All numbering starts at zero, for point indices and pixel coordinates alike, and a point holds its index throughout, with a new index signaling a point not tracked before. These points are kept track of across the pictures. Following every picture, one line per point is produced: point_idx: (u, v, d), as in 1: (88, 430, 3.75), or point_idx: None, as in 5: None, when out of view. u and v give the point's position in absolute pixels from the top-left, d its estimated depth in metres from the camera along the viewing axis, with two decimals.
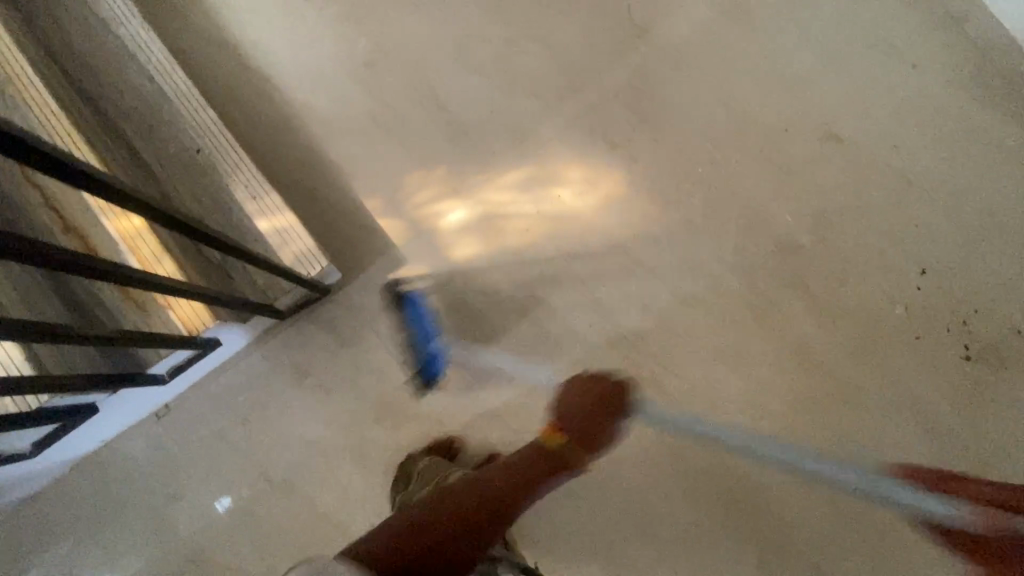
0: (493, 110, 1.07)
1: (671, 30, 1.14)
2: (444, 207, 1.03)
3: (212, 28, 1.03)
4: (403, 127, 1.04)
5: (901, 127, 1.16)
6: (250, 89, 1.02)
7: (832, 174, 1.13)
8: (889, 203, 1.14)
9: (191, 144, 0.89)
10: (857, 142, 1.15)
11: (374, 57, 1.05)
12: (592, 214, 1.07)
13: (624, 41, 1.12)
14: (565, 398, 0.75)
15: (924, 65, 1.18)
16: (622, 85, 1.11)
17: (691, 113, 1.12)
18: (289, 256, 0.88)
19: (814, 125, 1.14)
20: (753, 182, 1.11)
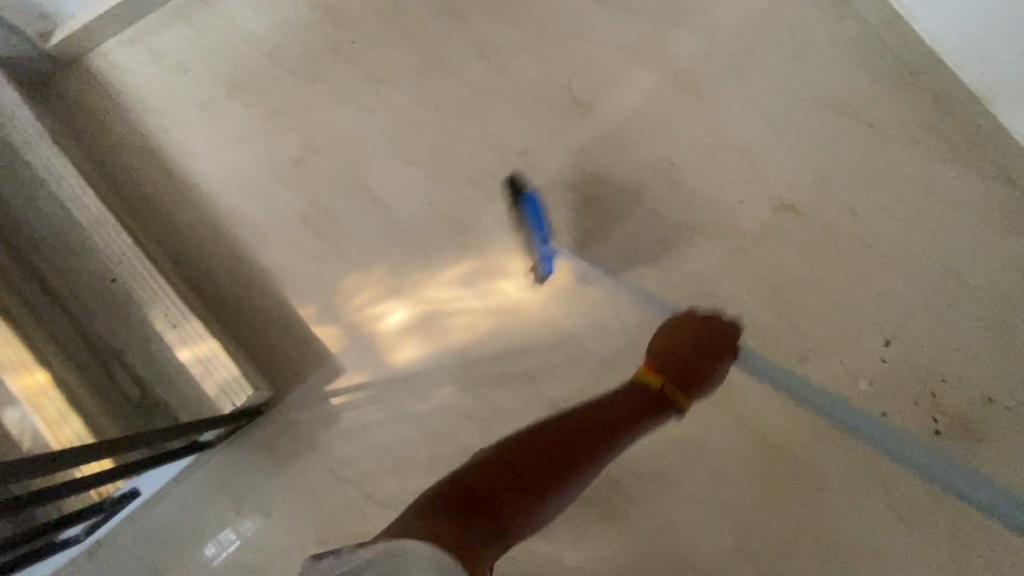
0: (431, 202, 1.03)
1: (617, 103, 1.09)
2: (384, 308, 0.99)
3: (132, 133, 0.99)
4: (338, 225, 1.00)
5: (861, 192, 1.11)
6: (176, 195, 0.98)
7: (789, 248, 1.09)
8: (850, 275, 1.09)
9: (105, 275, 0.86)
10: (816, 210, 1.10)
11: (303, 155, 1.01)
12: (540, 304, 1.03)
13: (565, 123, 1.07)
14: (675, 328, 0.73)
15: (886, 122, 1.12)
16: (565, 169, 1.06)
17: (639, 190, 1.07)
18: (213, 387, 0.84)
19: (765, 203, 1.10)
20: (705, 265, 1.07)
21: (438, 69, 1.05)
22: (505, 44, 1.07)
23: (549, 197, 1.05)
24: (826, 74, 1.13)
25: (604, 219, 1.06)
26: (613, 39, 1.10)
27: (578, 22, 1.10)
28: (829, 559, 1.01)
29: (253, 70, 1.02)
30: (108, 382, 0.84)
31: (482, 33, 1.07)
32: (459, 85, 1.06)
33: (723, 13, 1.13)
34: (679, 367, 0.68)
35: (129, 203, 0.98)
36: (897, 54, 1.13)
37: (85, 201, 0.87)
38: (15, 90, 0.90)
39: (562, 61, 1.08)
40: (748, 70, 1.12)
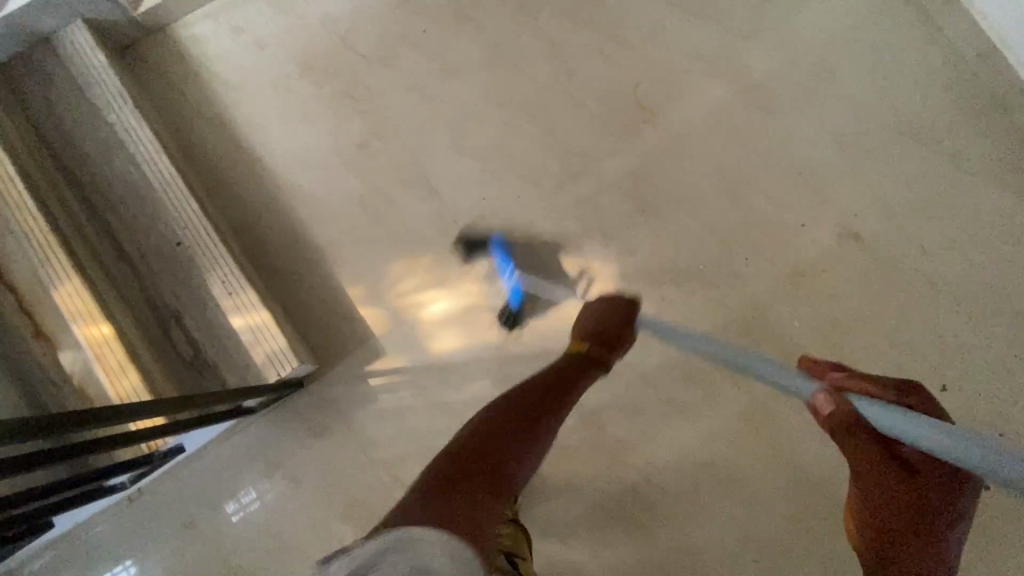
0: (485, 195, 1.03)
1: (682, 112, 1.06)
2: (429, 296, 1.00)
3: (206, 102, 1.03)
4: (392, 210, 1.02)
5: (932, 227, 1.05)
6: (241, 166, 1.01)
7: (848, 277, 1.05)
8: (911, 312, 1.03)
9: (171, 237, 0.89)
10: (881, 241, 1.05)
11: (366, 139, 1.03)
12: (583, 309, 1.01)
13: (626, 128, 1.06)
14: (601, 303, 0.84)
15: (968, 158, 1.06)
16: (622, 176, 1.05)
17: (696, 204, 1.05)
18: (260, 355, 0.87)
19: (826, 230, 1.06)
20: (756, 286, 1.04)
21: (505, 64, 1.05)
22: (575, 44, 1.06)
23: (603, 202, 1.04)
24: (906, 101, 1.08)
25: (656, 229, 1.04)
26: (685, 47, 1.07)
27: (652, 26, 1.07)
28: None
29: (326, 51, 1.04)
30: (163, 340, 0.87)
31: (553, 30, 1.06)
32: (525, 81, 1.05)
33: (804, 28, 1.09)
34: (596, 336, 0.80)
35: (196, 170, 1.02)
36: (988, 86, 1.06)
37: (159, 164, 0.90)
38: (104, 52, 0.94)
39: (630, 65, 1.07)
40: (824, 89, 1.08)
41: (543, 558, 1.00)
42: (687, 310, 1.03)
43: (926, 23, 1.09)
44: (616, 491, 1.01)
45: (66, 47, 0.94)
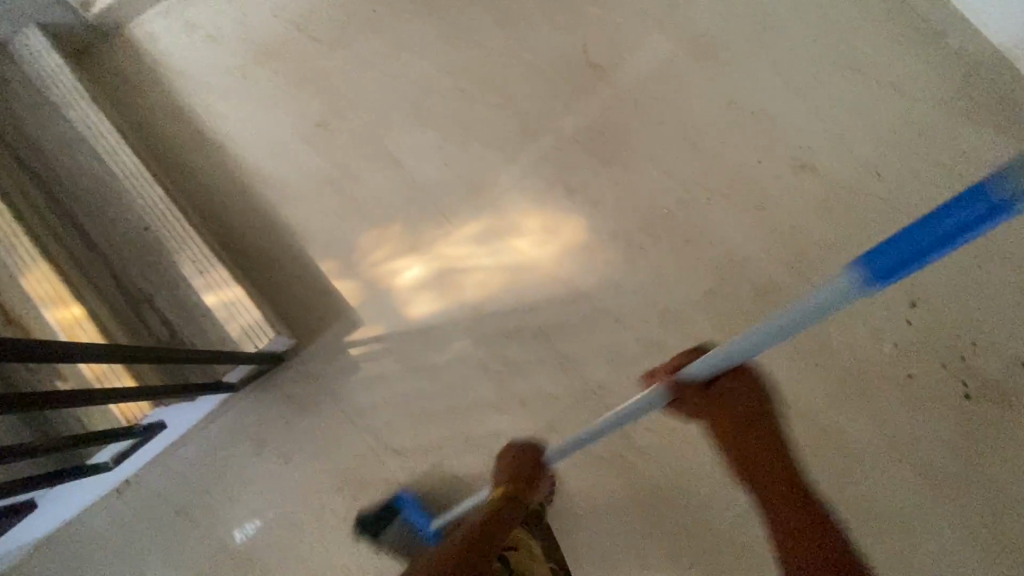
0: (448, 162, 1.05)
1: (632, 66, 1.10)
2: (402, 264, 1.01)
3: (167, 98, 1.04)
4: (358, 184, 1.03)
5: (884, 151, 1.08)
6: (206, 156, 1.03)
7: (810, 206, 1.07)
8: (876, 235, 1.06)
9: (139, 224, 0.90)
10: (837, 170, 1.08)
11: (327, 119, 1.05)
12: (555, 264, 1.03)
13: (579, 86, 1.08)
14: (504, 459, 0.83)
15: (911, 83, 1.10)
16: (580, 131, 1.07)
17: (655, 152, 1.08)
18: (237, 329, 0.87)
19: (782, 166, 1.08)
20: (722, 225, 1.06)
21: (456, 33, 1.08)
22: (522, 8, 1.10)
23: (564, 158, 1.07)
24: (846, 35, 1.12)
25: (619, 180, 1.06)
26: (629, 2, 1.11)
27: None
28: (851, 519, 0.99)
29: (281, 37, 1.07)
30: (138, 325, 0.88)
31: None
32: (476, 49, 1.08)
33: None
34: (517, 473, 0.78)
35: (161, 163, 1.03)
36: (921, 12, 1.11)
37: (121, 155, 0.92)
38: (59, 53, 0.95)
39: (578, 24, 1.10)
40: (766, 30, 1.12)
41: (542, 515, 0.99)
42: (658, 256, 1.05)
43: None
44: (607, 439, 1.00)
45: (22, 52, 0.96)
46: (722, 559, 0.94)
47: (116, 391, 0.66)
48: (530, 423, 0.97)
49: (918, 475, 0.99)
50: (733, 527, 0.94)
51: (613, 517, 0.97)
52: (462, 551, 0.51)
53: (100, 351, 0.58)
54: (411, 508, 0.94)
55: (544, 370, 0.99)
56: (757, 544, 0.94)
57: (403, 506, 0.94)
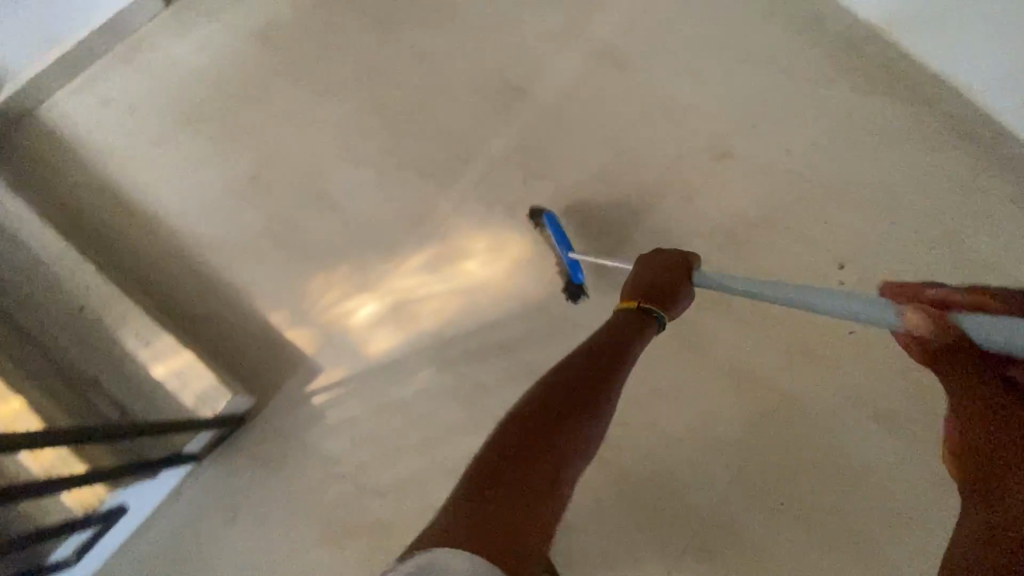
0: (386, 197, 1.07)
1: (549, 83, 1.15)
2: (355, 303, 1.02)
3: (91, 175, 1.04)
4: (298, 232, 1.03)
5: (794, 128, 1.16)
6: (140, 227, 1.02)
7: (734, 189, 1.14)
8: (799, 206, 1.13)
9: (73, 305, 0.87)
10: (754, 152, 1.15)
11: (256, 174, 1.05)
12: (503, 280, 1.05)
13: (502, 108, 1.13)
14: (639, 268, 0.79)
15: (806, 63, 1.18)
16: (510, 151, 1.11)
17: (583, 159, 1.13)
18: (191, 396, 0.85)
19: (702, 156, 1.15)
20: (657, 218, 1.12)
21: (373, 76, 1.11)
22: (433, 43, 1.14)
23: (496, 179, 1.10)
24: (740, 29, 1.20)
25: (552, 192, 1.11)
26: (534, 25, 1.17)
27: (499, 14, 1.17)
28: None
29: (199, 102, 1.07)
30: (86, 409, 0.85)
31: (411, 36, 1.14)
32: (396, 87, 1.11)
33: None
34: (642, 290, 0.75)
35: (94, 242, 1.02)
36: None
37: (45, 237, 0.89)
38: None
39: (489, 52, 1.15)
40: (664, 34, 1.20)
41: None
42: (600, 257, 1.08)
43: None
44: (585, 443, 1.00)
45: None
46: (712, 541, 0.95)
47: (63, 478, 0.63)
48: None
49: None
50: (719, 508, 0.95)
51: (598, 518, 0.97)
52: (543, 427, 0.54)
53: (38, 435, 0.57)
54: (398, 547, 0.92)
55: (508, 385, 1.00)
56: (745, 520, 0.95)
57: (390, 546, 0.92)
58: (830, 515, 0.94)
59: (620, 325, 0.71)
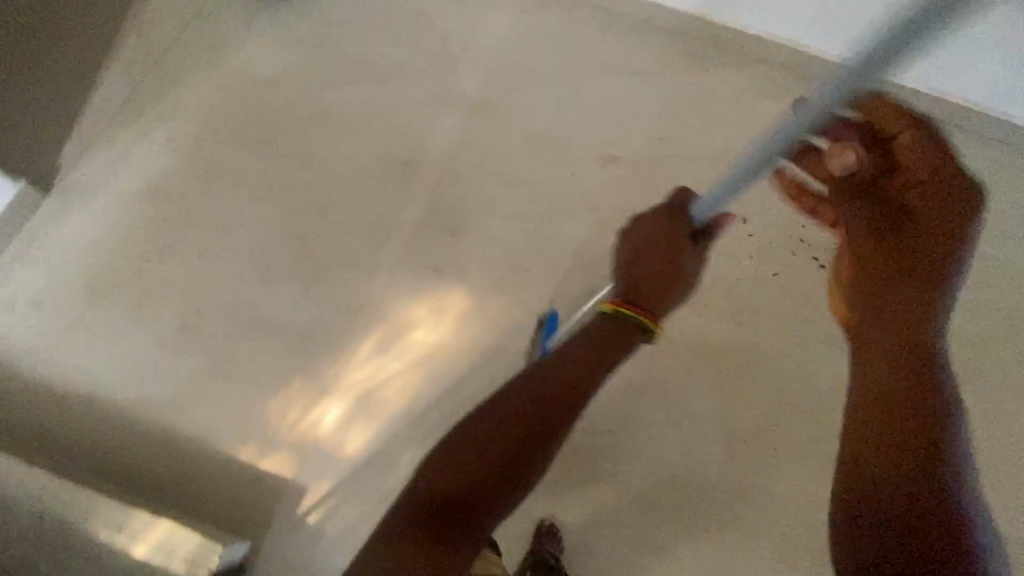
0: (318, 302, 1.09)
1: (438, 145, 1.21)
2: (319, 412, 1.02)
3: (25, 375, 1.04)
4: (244, 363, 1.04)
5: (667, 115, 1.25)
6: (88, 410, 1.02)
7: (634, 183, 1.21)
8: (694, 182, 1.22)
9: (29, 513, 0.83)
10: (641, 146, 1.23)
11: (186, 321, 1.06)
12: (455, 337, 1.08)
13: (401, 182, 1.18)
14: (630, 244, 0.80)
15: (661, 53, 1.27)
16: (421, 219, 1.16)
17: (491, 203, 1.18)
18: (180, 564, 0.82)
19: (597, 164, 1.22)
20: (575, 233, 1.17)
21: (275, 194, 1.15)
22: (319, 144, 1.19)
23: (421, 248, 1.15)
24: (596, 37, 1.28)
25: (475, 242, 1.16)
26: (407, 96, 1.23)
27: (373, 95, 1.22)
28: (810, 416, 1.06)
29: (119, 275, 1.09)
30: None
31: (299, 143, 1.19)
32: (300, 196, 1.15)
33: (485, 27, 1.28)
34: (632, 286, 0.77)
35: (49, 439, 1.02)
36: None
37: None
38: None
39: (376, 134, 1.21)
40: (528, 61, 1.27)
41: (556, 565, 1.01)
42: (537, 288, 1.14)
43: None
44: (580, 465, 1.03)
45: None
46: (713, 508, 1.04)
47: None
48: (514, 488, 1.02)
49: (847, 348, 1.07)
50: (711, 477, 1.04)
51: (614, 530, 1.02)
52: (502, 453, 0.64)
53: None
54: None
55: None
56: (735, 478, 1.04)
57: None
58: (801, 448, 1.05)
59: (604, 331, 0.75)
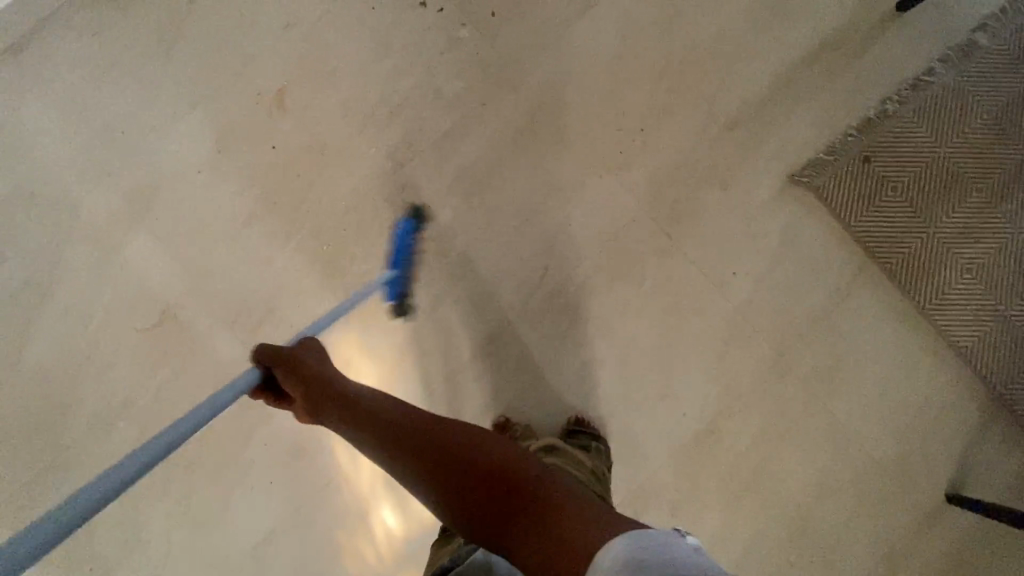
0: (264, 475, 1.01)
1: (188, 266, 1.08)
2: (377, 522, 1.03)
3: None
4: (278, 569, 1.00)
5: (342, 47, 1.12)
6: None
7: (361, 124, 1.10)
8: (404, 65, 1.11)
9: None
10: (344, 91, 1.11)
11: None
12: (388, 336, 1.07)
13: (208, 328, 1.07)
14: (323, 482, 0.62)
15: (272, 11, 1.12)
16: (264, 336, 1.07)
17: (292, 262, 1.08)
18: None
19: (331, 145, 1.10)
20: (372, 213, 1.09)
21: (143, 377, 1.06)
22: (115, 374, 1.06)
23: (276, 293, 1.08)
24: (208, 54, 1.12)
25: (304, 243, 1.08)
26: (122, 262, 1.08)
27: (98, 220, 1.09)
28: (652, 122, 1.09)
29: (107, 561, 0.98)
30: None
31: (100, 322, 1.07)
32: (160, 362, 1.07)
33: (89, 68, 1.11)
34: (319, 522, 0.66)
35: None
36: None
37: None
38: None
39: (139, 247, 1.08)
40: (159, 57, 1.12)
41: (629, 409, 1.05)
42: (385, 219, 1.09)
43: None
44: (564, 336, 1.07)
45: None
46: (667, 252, 1.07)
47: None
48: (556, 404, 1.06)
49: (624, 57, 1.10)
50: (639, 239, 1.07)
51: (636, 345, 1.06)
52: None
53: None
54: None
55: (500, 388, 1.06)
56: (658, 221, 1.07)
57: None
58: (670, 150, 1.08)
59: None
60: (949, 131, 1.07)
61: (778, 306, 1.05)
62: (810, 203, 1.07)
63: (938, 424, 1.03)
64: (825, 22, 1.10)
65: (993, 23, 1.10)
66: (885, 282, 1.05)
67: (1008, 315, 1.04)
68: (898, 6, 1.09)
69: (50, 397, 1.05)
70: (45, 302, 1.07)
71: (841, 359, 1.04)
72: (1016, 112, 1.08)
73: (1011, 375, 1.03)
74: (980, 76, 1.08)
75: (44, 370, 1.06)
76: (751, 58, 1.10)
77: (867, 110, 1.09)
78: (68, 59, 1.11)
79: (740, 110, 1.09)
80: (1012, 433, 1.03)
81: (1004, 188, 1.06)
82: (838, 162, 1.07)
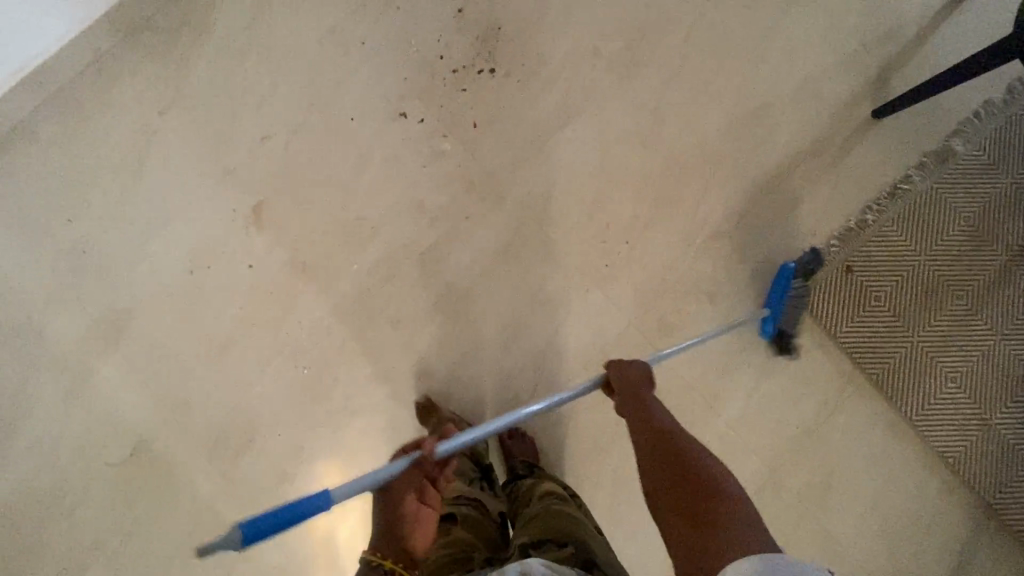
0: None
1: (163, 391, 1.04)
2: None
3: None
4: None
5: (321, 159, 1.09)
6: None
7: (344, 238, 1.08)
8: (386, 177, 1.09)
9: None
10: (325, 205, 1.09)
11: None
12: (376, 461, 1.05)
13: (185, 456, 1.03)
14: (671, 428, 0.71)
15: (248, 122, 1.10)
16: (246, 464, 1.03)
17: (273, 384, 1.05)
18: None
19: (312, 261, 1.07)
20: (356, 331, 1.06)
21: (117, 512, 1.02)
22: (85, 507, 1.01)
23: (258, 420, 1.04)
24: (183, 166, 1.09)
25: (286, 365, 1.05)
26: (91, 390, 1.04)
27: (69, 347, 1.04)
28: (637, 233, 1.09)
29: None
30: None
31: (69, 455, 1.02)
32: (134, 493, 1.02)
33: (54, 183, 1.06)
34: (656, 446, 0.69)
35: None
36: (115, 19, 1.08)
37: None
38: None
39: (110, 377, 1.04)
40: (128, 170, 1.08)
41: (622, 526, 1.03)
42: (370, 338, 1.06)
43: (45, 80, 1.06)
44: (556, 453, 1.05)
45: None
46: (657, 364, 1.06)
47: None
48: None
49: (607, 167, 1.10)
50: (629, 352, 1.07)
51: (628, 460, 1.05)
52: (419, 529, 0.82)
53: None
54: None
55: None
56: (647, 333, 1.07)
57: None
58: (657, 261, 1.08)
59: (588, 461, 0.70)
60: (931, 238, 1.08)
61: (766, 417, 1.06)
62: (797, 313, 1.08)
63: (930, 534, 1.03)
64: (805, 128, 1.12)
65: (967, 129, 1.12)
66: (872, 392, 1.06)
67: (993, 421, 1.05)
68: (874, 112, 1.11)
69: (18, 541, 1.00)
70: (8, 438, 1.02)
71: (831, 469, 1.05)
72: (994, 217, 1.09)
73: (999, 485, 1.04)
74: (958, 183, 1.10)
75: (11, 513, 1.00)
76: (735, 167, 1.11)
77: (849, 218, 1.10)
78: (33, 177, 1.06)
79: (726, 218, 1.09)
80: (1002, 542, 1.04)
81: (985, 294, 1.07)
82: (824, 273, 1.08)
